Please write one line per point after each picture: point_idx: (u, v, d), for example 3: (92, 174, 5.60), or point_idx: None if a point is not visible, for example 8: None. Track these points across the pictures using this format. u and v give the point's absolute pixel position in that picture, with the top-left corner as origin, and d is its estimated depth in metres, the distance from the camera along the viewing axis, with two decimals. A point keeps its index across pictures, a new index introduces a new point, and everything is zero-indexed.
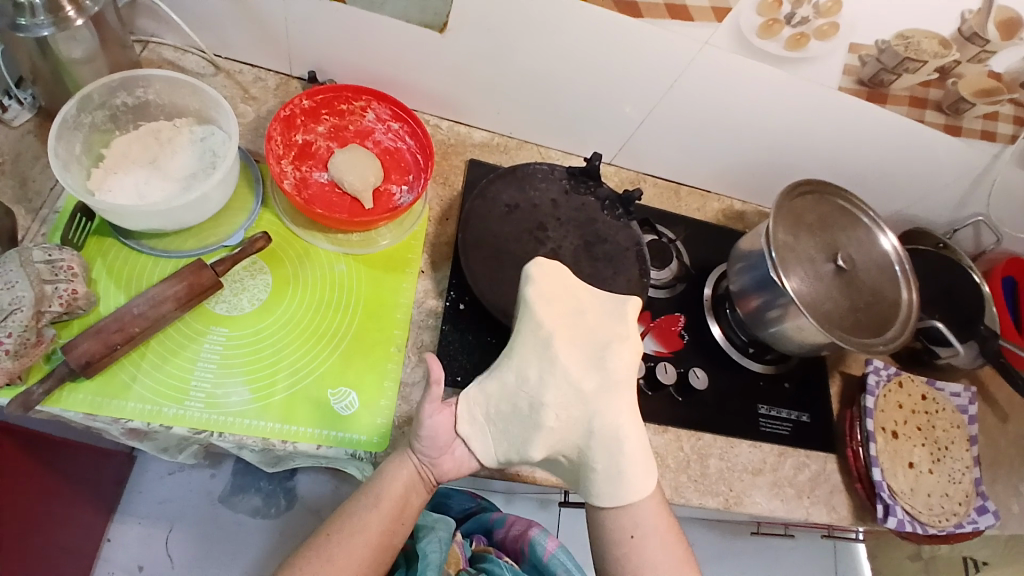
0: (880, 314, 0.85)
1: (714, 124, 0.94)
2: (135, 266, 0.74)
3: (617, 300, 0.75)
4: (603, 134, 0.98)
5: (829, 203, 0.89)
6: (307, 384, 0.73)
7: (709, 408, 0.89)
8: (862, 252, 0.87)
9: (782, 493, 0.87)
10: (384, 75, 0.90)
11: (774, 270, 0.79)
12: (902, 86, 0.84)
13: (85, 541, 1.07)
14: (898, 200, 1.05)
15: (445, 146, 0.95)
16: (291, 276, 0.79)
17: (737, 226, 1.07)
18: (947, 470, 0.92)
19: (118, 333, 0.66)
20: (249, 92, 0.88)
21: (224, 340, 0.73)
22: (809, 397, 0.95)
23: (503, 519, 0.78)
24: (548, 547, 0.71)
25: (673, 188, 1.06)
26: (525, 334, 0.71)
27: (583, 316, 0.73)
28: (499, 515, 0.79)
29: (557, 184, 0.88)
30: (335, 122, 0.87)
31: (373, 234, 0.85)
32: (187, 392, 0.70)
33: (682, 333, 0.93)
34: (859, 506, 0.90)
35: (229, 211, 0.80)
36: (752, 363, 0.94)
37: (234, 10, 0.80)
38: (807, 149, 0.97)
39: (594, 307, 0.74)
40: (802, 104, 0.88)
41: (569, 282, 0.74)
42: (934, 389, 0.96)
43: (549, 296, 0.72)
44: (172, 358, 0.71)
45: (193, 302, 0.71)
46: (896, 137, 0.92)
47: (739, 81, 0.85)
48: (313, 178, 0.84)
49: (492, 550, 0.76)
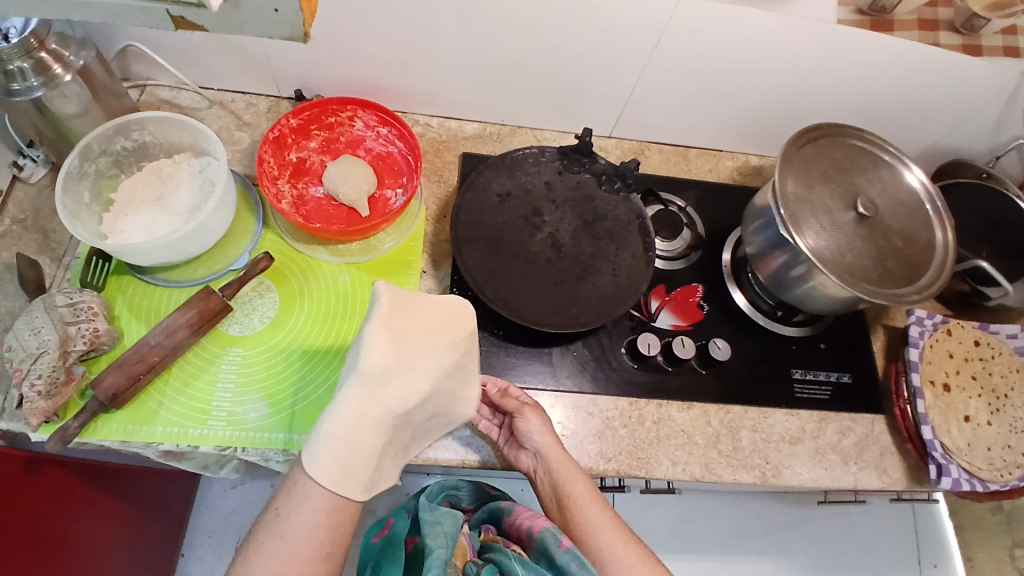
0: (913, 259, 0.78)
1: (709, 80, 0.89)
2: (152, 300, 0.78)
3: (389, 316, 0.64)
4: (595, 107, 0.94)
5: (844, 145, 0.82)
6: (321, 394, 0.76)
7: (738, 378, 0.85)
8: (887, 194, 0.81)
9: (825, 460, 0.82)
10: (367, 83, 0.91)
11: (783, 226, 0.74)
12: (907, 9, 0.78)
13: (160, 557, 1.15)
14: (930, 130, 0.96)
15: (438, 143, 0.94)
16: (297, 292, 0.81)
17: (756, 182, 1.01)
18: (1009, 420, 0.84)
19: (138, 364, 0.70)
20: (243, 118, 0.91)
21: (239, 359, 0.76)
22: (849, 356, 0.89)
23: (510, 508, 0.78)
24: (558, 541, 0.69)
25: (680, 152, 1.01)
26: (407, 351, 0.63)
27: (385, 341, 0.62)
28: (507, 504, 0.79)
29: (549, 167, 0.86)
30: (326, 135, 0.89)
31: (373, 241, 0.85)
32: (209, 413, 0.73)
33: (702, 304, 0.89)
34: (913, 467, 0.83)
35: (234, 235, 0.83)
36: (783, 326, 0.89)
37: (214, 43, 0.83)
38: (820, 92, 0.90)
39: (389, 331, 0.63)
40: (801, 45, 0.82)
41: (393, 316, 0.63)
42: (988, 333, 0.88)
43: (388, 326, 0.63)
44: (193, 381, 0.75)
45: (206, 327, 0.74)
46: (914, 66, 0.85)
47: (727, 31, 0.80)
48: (310, 194, 0.86)
49: (501, 540, 0.76)
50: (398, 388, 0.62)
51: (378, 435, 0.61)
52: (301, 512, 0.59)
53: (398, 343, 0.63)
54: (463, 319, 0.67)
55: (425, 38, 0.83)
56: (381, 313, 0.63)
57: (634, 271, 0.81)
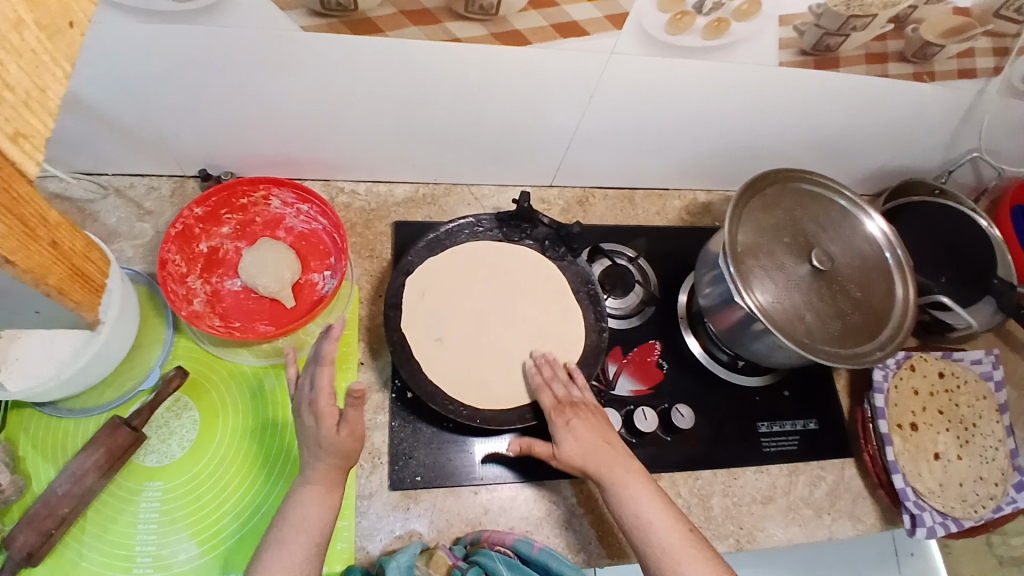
0: (872, 310, 0.75)
1: (649, 130, 0.83)
2: (58, 433, 0.70)
3: (534, 264, 0.84)
4: (533, 161, 0.88)
5: (794, 189, 0.79)
6: (255, 522, 0.70)
7: (706, 442, 0.82)
8: (840, 242, 0.77)
9: (798, 517, 0.80)
10: (279, 158, 0.82)
11: (736, 289, 0.69)
12: (853, 46, 0.70)
13: None
14: (876, 153, 0.94)
15: (367, 213, 0.87)
16: (219, 407, 0.74)
17: (705, 221, 0.97)
18: (977, 450, 0.85)
19: (49, 518, 0.63)
20: (144, 207, 0.82)
21: (161, 495, 0.69)
22: (812, 401, 0.87)
23: None
24: None
25: (626, 196, 0.96)
26: (528, 284, 0.83)
27: (515, 283, 0.83)
28: None
29: (486, 239, 0.84)
30: (240, 218, 0.81)
31: (302, 334, 0.79)
32: (134, 559, 0.67)
33: (661, 362, 0.84)
34: (887, 509, 0.84)
35: (141, 347, 0.75)
36: (744, 378, 0.86)
37: (100, 132, 0.73)
38: (768, 126, 0.85)
39: (527, 277, 0.83)
40: (748, 88, 0.76)
41: (517, 278, 0.83)
42: (952, 362, 0.89)
43: (532, 283, 0.83)
44: (112, 525, 0.68)
45: (118, 465, 0.67)
46: (861, 95, 0.80)
47: (665, 79, 0.73)
48: (226, 288, 0.78)
49: None
50: (503, 304, 0.82)
51: (495, 332, 0.80)
52: (316, 511, 0.63)
53: (517, 290, 0.82)
54: (539, 280, 0.83)
55: (326, 120, 0.76)
56: (535, 254, 0.84)
57: (570, 337, 0.80)
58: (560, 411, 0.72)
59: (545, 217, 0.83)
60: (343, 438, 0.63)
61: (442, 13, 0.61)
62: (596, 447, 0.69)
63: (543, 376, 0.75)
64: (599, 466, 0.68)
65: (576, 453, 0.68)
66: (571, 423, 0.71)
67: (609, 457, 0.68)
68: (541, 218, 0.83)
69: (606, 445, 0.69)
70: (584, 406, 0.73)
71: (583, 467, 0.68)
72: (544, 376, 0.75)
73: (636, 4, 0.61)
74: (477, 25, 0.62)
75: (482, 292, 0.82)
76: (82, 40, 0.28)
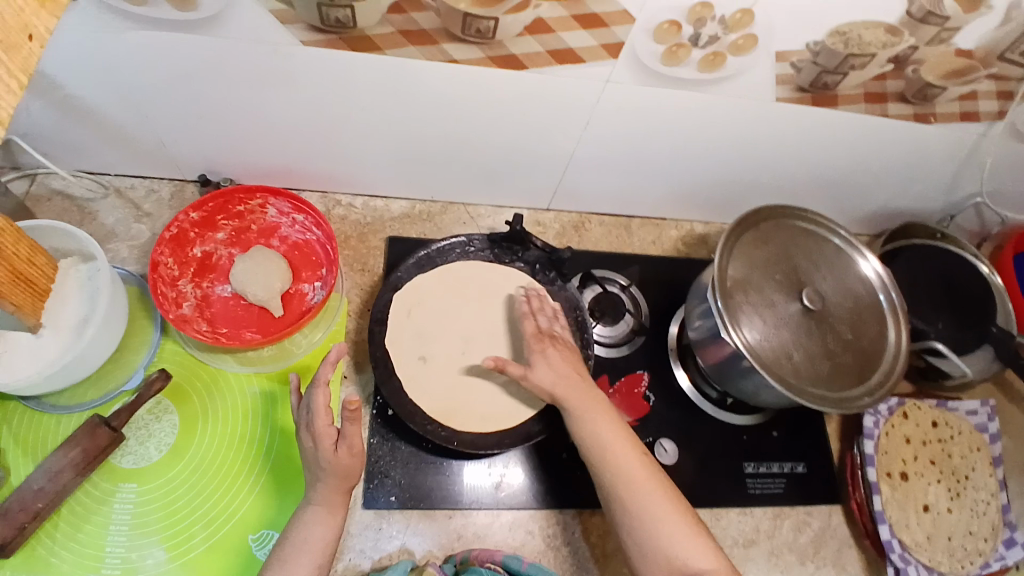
0: (863, 352, 0.74)
1: (646, 159, 0.83)
2: (40, 429, 0.71)
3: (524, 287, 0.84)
4: (530, 184, 0.88)
5: (788, 226, 0.78)
6: (226, 531, 0.69)
7: (690, 479, 0.80)
8: (833, 281, 0.76)
9: (781, 562, 0.78)
10: (277, 168, 0.83)
11: (722, 324, 0.68)
12: (852, 84, 0.70)
13: None
14: (878, 193, 0.93)
15: (362, 227, 0.88)
16: (199, 413, 0.74)
17: (701, 252, 0.97)
18: (968, 503, 0.83)
19: (22, 512, 0.63)
20: (143, 208, 0.83)
21: (135, 497, 0.69)
22: (802, 443, 0.86)
23: None
24: None
25: (623, 224, 0.96)
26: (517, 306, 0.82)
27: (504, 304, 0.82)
28: None
29: (477, 259, 0.84)
30: (235, 225, 0.81)
31: (287, 345, 0.79)
32: (103, 560, 0.66)
33: (648, 395, 0.83)
34: (872, 559, 0.81)
35: (127, 348, 0.76)
36: (732, 415, 0.84)
37: (103, 135, 0.74)
38: (767, 161, 0.84)
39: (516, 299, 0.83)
40: (745, 122, 0.75)
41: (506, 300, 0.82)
42: (946, 411, 0.87)
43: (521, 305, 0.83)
44: (84, 525, 0.68)
45: (94, 464, 0.67)
46: (861, 134, 0.79)
47: (661, 109, 0.73)
48: (215, 294, 0.78)
49: None
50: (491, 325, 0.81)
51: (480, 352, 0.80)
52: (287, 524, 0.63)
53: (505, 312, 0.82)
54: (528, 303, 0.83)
55: (324, 135, 0.77)
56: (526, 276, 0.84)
57: None
58: (538, 339, 0.72)
59: (538, 241, 0.83)
60: (318, 455, 0.63)
61: (440, 34, 0.61)
62: (569, 377, 0.69)
63: (530, 307, 0.77)
64: (566, 393, 0.68)
65: (547, 379, 0.68)
66: (546, 352, 0.71)
67: (576, 388, 0.68)
68: (534, 241, 0.83)
69: (576, 375, 0.69)
70: (562, 339, 0.74)
71: (550, 394, 0.68)
72: (532, 307, 0.77)
73: (631, 34, 0.61)
74: (473, 48, 0.63)
75: (470, 311, 0.81)
76: (39, 51, 0.32)
